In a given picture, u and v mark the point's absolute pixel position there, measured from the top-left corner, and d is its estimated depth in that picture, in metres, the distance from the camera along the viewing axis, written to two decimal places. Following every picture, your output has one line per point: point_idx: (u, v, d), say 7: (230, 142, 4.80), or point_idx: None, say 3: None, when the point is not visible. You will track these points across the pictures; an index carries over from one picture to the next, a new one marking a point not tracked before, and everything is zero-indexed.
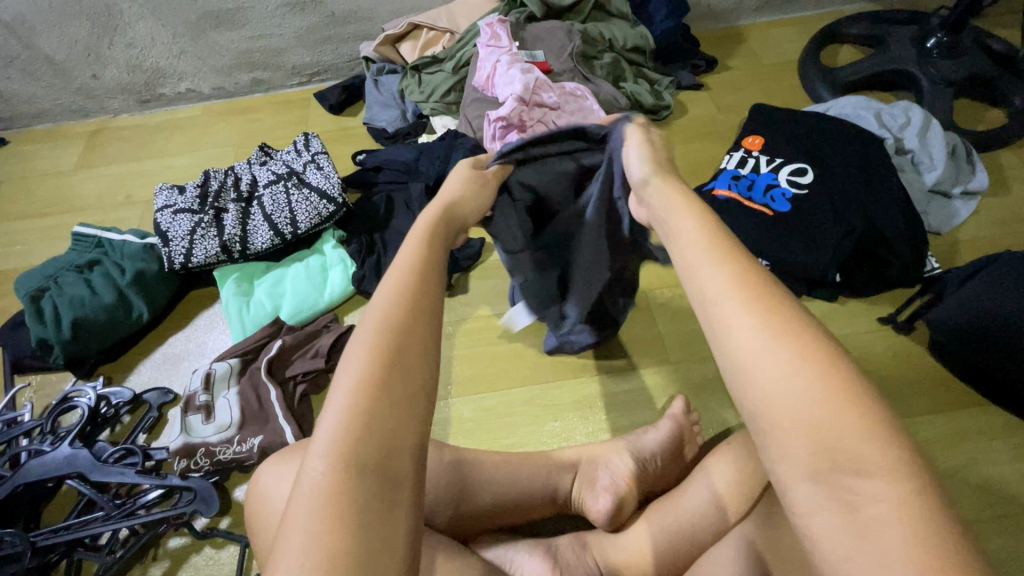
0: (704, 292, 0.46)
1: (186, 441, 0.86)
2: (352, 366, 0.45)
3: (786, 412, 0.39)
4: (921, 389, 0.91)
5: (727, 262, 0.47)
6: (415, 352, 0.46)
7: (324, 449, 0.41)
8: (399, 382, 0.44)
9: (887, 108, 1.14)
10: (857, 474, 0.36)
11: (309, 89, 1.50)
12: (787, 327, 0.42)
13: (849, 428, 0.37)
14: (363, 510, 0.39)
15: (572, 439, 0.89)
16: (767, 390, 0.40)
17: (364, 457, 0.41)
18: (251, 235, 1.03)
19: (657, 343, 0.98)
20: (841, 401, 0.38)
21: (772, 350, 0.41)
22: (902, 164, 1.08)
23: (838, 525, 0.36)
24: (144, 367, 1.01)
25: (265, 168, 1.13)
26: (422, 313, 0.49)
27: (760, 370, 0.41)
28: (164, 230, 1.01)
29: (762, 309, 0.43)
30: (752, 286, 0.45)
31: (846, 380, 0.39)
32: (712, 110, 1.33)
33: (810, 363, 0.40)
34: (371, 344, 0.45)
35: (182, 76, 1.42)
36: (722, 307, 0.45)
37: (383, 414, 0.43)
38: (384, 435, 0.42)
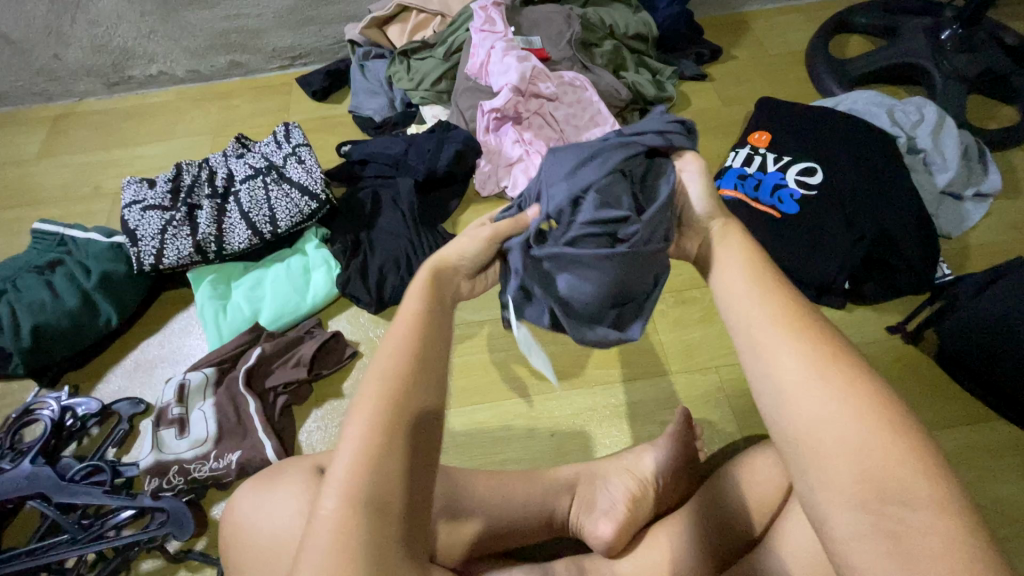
0: (747, 316, 0.46)
1: (158, 458, 0.80)
2: (365, 395, 0.43)
3: (829, 443, 0.38)
4: (930, 401, 0.89)
5: (773, 294, 0.47)
6: (428, 384, 0.44)
7: (337, 487, 0.40)
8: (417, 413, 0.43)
9: (899, 104, 1.09)
10: (906, 504, 0.35)
11: (290, 74, 1.41)
12: (833, 357, 0.41)
13: (894, 455, 0.36)
14: (374, 551, 0.38)
15: (570, 455, 0.85)
16: (811, 420, 0.39)
17: (372, 494, 0.39)
18: (227, 233, 0.96)
19: (658, 352, 0.94)
20: (886, 429, 0.37)
21: (813, 379, 0.40)
22: (914, 164, 1.03)
23: (882, 556, 0.34)
24: (114, 375, 0.94)
25: (242, 161, 1.05)
26: (428, 340, 0.46)
27: (805, 397, 0.40)
28: (132, 228, 0.94)
29: (810, 340, 0.43)
30: (797, 317, 0.45)
31: (896, 411, 0.38)
32: (716, 103, 1.27)
33: (857, 392, 0.39)
34: (384, 373, 0.44)
35: (152, 58, 1.32)
36: (764, 336, 0.44)
37: (393, 448, 0.41)
38: (396, 471, 0.40)
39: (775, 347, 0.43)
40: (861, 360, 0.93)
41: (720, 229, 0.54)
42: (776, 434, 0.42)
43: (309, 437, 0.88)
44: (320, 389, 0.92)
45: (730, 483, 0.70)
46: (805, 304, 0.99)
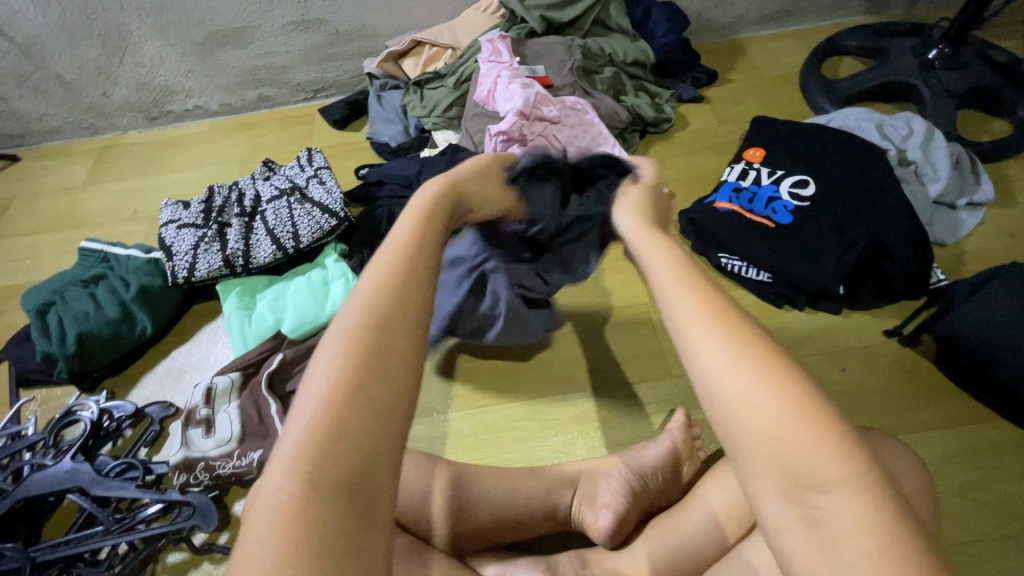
0: (680, 315, 0.45)
1: (187, 455, 0.86)
2: (322, 368, 0.40)
3: (749, 432, 0.37)
4: (929, 401, 0.90)
5: (694, 289, 0.47)
6: (395, 358, 0.41)
7: (282, 459, 0.37)
8: (374, 384, 0.40)
9: (889, 119, 1.14)
10: (821, 491, 0.34)
11: (313, 105, 1.52)
12: (752, 347, 0.40)
13: (807, 441, 0.35)
14: (332, 532, 0.34)
15: (573, 454, 0.88)
16: (730, 410, 0.38)
17: (330, 471, 0.36)
18: (254, 249, 1.04)
19: (658, 357, 0.97)
20: (805, 415, 0.36)
21: (735, 369, 0.39)
22: (906, 175, 1.07)
23: (809, 546, 0.33)
24: (147, 381, 1.01)
25: (268, 183, 1.13)
26: (387, 307, 0.44)
27: (727, 390, 0.39)
28: (169, 245, 1.02)
29: (730, 331, 0.42)
30: (716, 309, 0.44)
31: (811, 397, 0.37)
32: (713, 122, 1.33)
33: (775, 380, 0.38)
34: (341, 342, 0.41)
35: (189, 94, 1.45)
36: (691, 334, 0.43)
37: (348, 421, 0.38)
38: (360, 446, 0.37)
39: (705, 341, 0.42)
40: (859, 363, 0.95)
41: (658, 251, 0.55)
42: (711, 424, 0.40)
43: None
44: None
45: (724, 476, 0.73)
46: (803, 309, 1.02)
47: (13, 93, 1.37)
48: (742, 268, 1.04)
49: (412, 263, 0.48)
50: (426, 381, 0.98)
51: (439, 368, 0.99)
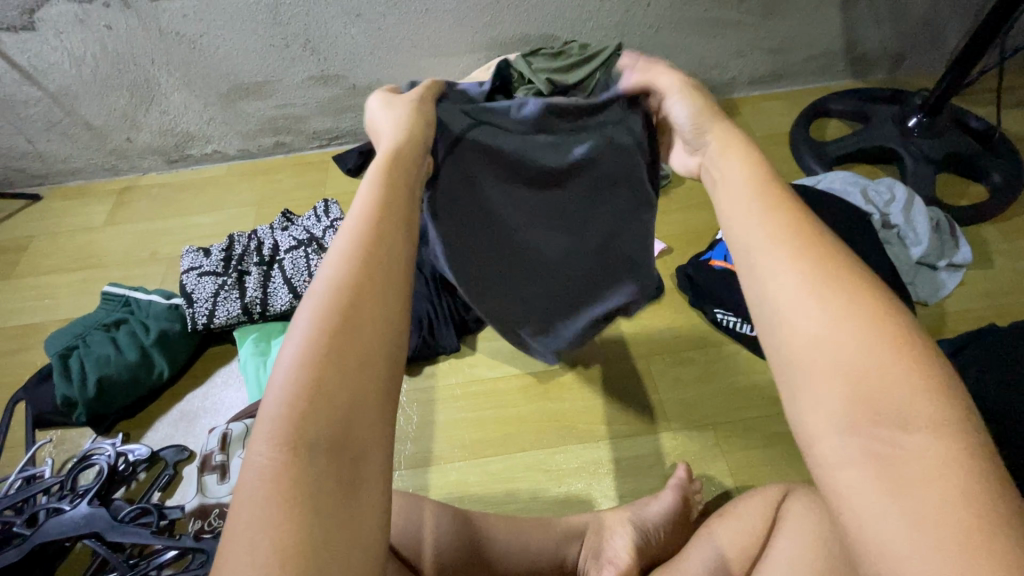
0: (751, 242, 0.43)
1: (202, 501, 0.89)
2: (294, 329, 0.39)
3: (821, 362, 0.36)
4: None
5: (771, 210, 0.44)
6: (365, 316, 0.40)
7: (265, 424, 0.36)
8: (351, 347, 0.39)
9: (873, 184, 1.22)
10: (903, 428, 0.33)
11: (328, 152, 1.59)
12: (839, 273, 0.38)
13: (892, 378, 0.34)
14: (319, 494, 0.35)
15: (576, 505, 0.91)
16: (808, 342, 0.37)
17: (312, 431, 0.36)
18: (271, 296, 1.08)
19: (658, 409, 1.02)
20: (893, 350, 0.35)
21: (813, 299, 0.38)
22: (889, 238, 1.14)
23: (873, 483, 0.32)
24: (161, 424, 1.04)
25: (286, 233, 1.18)
26: (362, 262, 0.42)
27: (799, 328, 0.38)
28: (189, 293, 1.07)
29: (812, 256, 0.40)
30: (801, 235, 0.41)
31: (898, 329, 0.36)
32: None
33: (861, 309, 0.37)
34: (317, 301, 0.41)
35: (209, 140, 1.51)
36: (764, 259, 0.41)
37: (326, 381, 0.37)
38: (332, 406, 0.37)
39: (776, 273, 0.40)
40: None
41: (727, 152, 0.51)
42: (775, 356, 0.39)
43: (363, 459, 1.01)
44: None
45: (730, 521, 0.75)
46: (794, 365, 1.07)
47: (40, 135, 1.43)
48: (736, 323, 1.08)
49: (380, 213, 0.46)
50: (435, 430, 1.02)
51: (447, 416, 1.03)
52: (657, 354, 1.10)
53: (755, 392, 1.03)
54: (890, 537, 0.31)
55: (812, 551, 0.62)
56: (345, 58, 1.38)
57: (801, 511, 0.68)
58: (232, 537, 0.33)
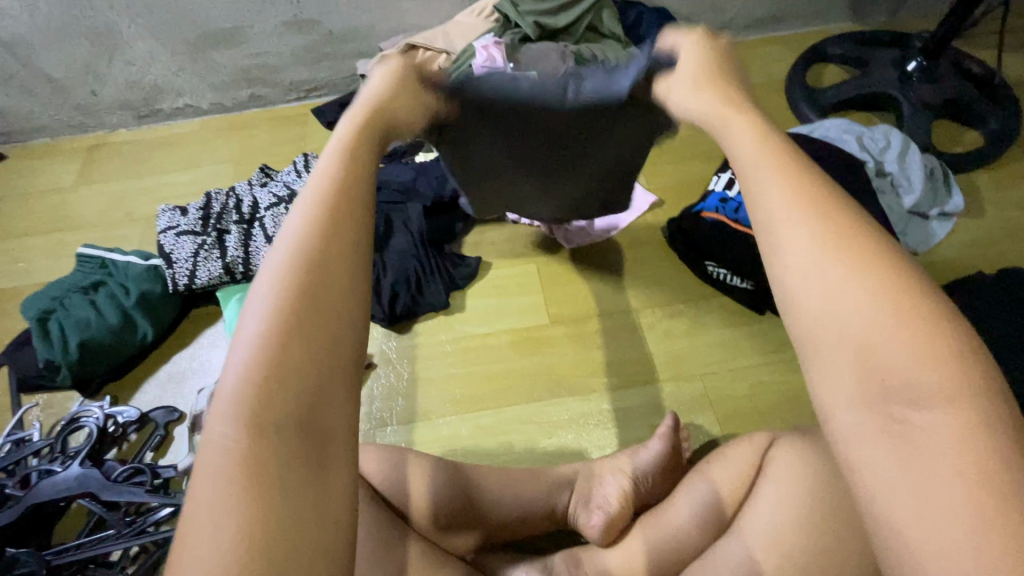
0: (768, 215, 0.41)
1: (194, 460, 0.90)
2: (256, 310, 0.38)
3: (836, 346, 0.35)
4: None
5: (790, 181, 0.41)
6: (335, 299, 0.40)
7: (230, 407, 0.36)
8: (319, 332, 0.38)
9: (868, 131, 1.19)
10: (912, 402, 0.33)
11: (307, 105, 1.51)
12: (850, 248, 0.37)
13: (903, 355, 0.33)
14: (285, 476, 0.35)
15: (566, 455, 0.93)
16: (818, 319, 0.36)
17: (282, 416, 0.36)
18: (253, 256, 1.05)
19: (647, 362, 1.02)
20: (909, 326, 0.34)
21: (826, 272, 0.37)
22: (882, 186, 1.12)
23: (884, 455, 0.33)
24: (149, 385, 1.03)
25: (266, 189, 1.13)
26: (325, 244, 0.41)
27: (810, 302, 0.37)
28: (168, 253, 1.04)
29: (828, 233, 0.38)
30: (814, 206, 0.40)
31: (921, 304, 0.34)
32: (701, 129, 1.37)
33: (871, 279, 0.36)
34: (283, 279, 0.39)
35: (180, 92, 1.43)
36: (783, 230, 0.40)
37: (293, 365, 0.37)
38: (302, 386, 0.37)
39: (785, 247, 0.39)
40: None
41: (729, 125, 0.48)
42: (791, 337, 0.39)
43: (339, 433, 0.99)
44: None
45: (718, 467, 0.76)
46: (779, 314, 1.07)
47: None
48: (725, 276, 1.08)
49: (347, 196, 0.44)
50: (425, 386, 1.02)
51: (438, 373, 1.03)
52: (648, 308, 1.09)
53: (744, 344, 1.03)
54: (899, 508, 0.31)
55: (795, 494, 0.63)
56: (320, 3, 1.30)
57: (786, 456, 0.69)
58: (200, 521, 0.33)
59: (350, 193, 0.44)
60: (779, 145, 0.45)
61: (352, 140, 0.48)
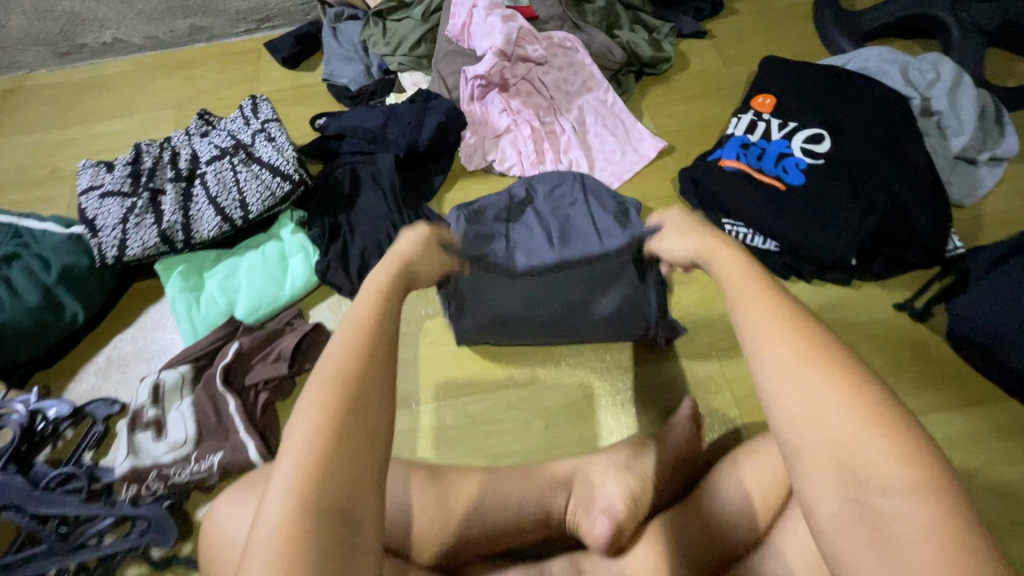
0: (741, 324, 0.45)
1: (134, 465, 0.77)
2: (303, 406, 0.41)
3: (818, 445, 0.38)
4: (940, 381, 0.85)
5: (757, 295, 0.46)
6: (375, 398, 0.42)
7: (281, 491, 0.38)
8: (357, 425, 0.41)
9: (914, 61, 1.02)
10: (884, 494, 0.35)
11: (258, 39, 1.30)
12: (817, 348, 0.41)
13: (870, 450, 0.36)
14: (324, 561, 0.36)
15: (565, 446, 0.82)
16: (793, 417, 0.39)
17: (326, 500, 0.38)
18: (195, 220, 0.89)
19: (657, 337, 0.89)
20: (875, 419, 0.37)
21: (797, 371, 0.40)
22: (928, 128, 0.97)
23: (864, 541, 0.35)
24: (86, 374, 0.90)
25: (207, 140, 0.95)
26: (365, 348, 0.44)
27: (786, 400, 0.40)
28: (92, 219, 0.86)
29: (793, 332, 0.42)
30: (783, 312, 0.44)
31: (876, 396, 0.38)
32: (717, 63, 1.18)
33: (833, 379, 0.39)
34: (327, 377, 0.42)
35: (104, 24, 1.21)
36: (755, 332, 0.44)
37: (337, 454, 0.39)
38: (345, 475, 0.39)
39: (764, 350, 0.42)
40: (868, 339, 0.89)
41: (714, 249, 0.56)
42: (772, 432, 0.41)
43: None
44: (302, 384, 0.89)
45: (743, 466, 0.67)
46: (808, 281, 0.93)
47: None
48: (747, 236, 0.94)
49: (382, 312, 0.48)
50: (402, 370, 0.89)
51: (417, 355, 0.90)
52: None
53: None
54: None
55: None
56: None
57: None
58: None
59: (386, 312, 0.49)
60: (747, 264, 0.52)
61: (395, 260, 0.56)
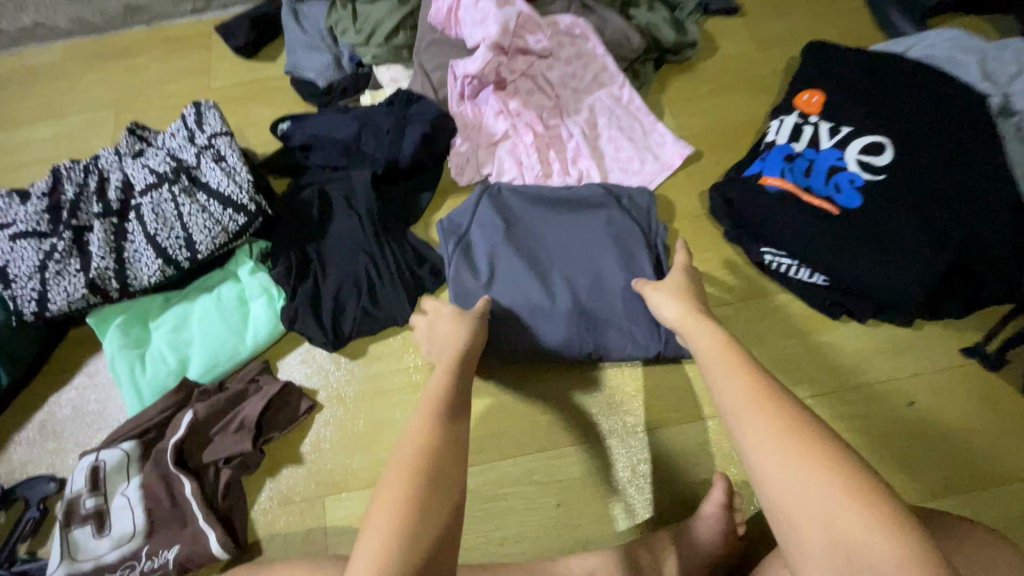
0: (722, 403, 0.48)
1: (70, 571, 0.65)
2: (382, 476, 0.48)
3: (810, 521, 0.40)
4: (1008, 442, 0.74)
5: (739, 370, 0.49)
6: (443, 474, 0.48)
7: (361, 556, 0.44)
8: (426, 498, 0.47)
9: (993, 49, 0.85)
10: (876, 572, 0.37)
11: (208, 20, 1.10)
12: (799, 427, 0.43)
13: (855, 523, 0.38)
14: None
15: (579, 527, 0.71)
16: (782, 493, 0.41)
17: (396, 567, 0.43)
18: (131, 265, 0.74)
19: (683, 392, 0.77)
20: (857, 495, 0.39)
21: (785, 455, 0.42)
22: (1005, 130, 0.80)
23: None
24: (17, 445, 0.77)
25: (141, 161, 0.78)
26: (432, 425, 0.51)
27: (776, 479, 0.42)
28: (4, 267, 0.72)
29: (775, 409, 0.45)
30: (761, 393, 0.46)
31: (857, 474, 0.41)
32: (751, 47, 1.01)
33: (817, 460, 0.41)
34: (401, 451, 0.50)
35: (19, 5, 1.01)
36: (734, 406, 0.47)
37: (407, 524, 0.45)
38: (416, 546, 0.44)
39: (748, 431, 0.45)
40: (925, 392, 0.77)
41: (697, 325, 0.58)
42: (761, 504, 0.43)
43: (265, 512, 0.74)
44: (273, 453, 0.76)
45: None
46: (862, 320, 0.80)
47: None
48: (790, 267, 0.81)
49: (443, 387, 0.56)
50: (390, 434, 0.77)
51: (405, 416, 0.78)
52: None
53: (806, 364, 0.79)
54: None
55: None
56: None
57: None
58: None
59: (449, 387, 0.57)
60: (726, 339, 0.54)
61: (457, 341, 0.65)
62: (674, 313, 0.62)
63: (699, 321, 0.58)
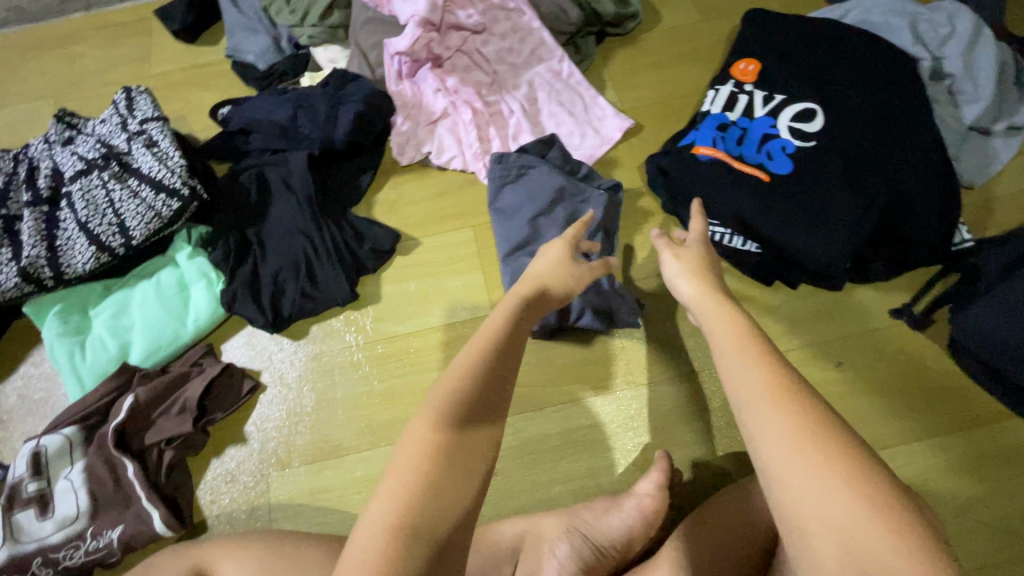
0: (739, 395, 0.43)
1: (12, 553, 0.66)
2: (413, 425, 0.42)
3: (824, 531, 0.36)
4: (937, 400, 0.76)
5: (758, 359, 0.44)
6: (481, 431, 0.42)
7: (381, 511, 0.38)
8: (467, 456, 0.41)
9: (925, 11, 0.85)
10: None
11: (148, 5, 1.08)
12: (819, 427, 0.38)
13: (876, 539, 0.34)
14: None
15: (517, 495, 0.73)
16: (791, 497, 0.37)
17: (420, 523, 0.38)
18: (64, 253, 0.74)
19: (622, 360, 0.79)
20: (878, 507, 0.35)
21: (795, 457, 0.38)
22: (936, 94, 0.82)
23: None
24: None
25: (72, 150, 0.78)
26: (484, 372, 0.45)
27: (788, 483, 0.37)
28: None
29: (796, 407, 0.40)
30: (784, 387, 0.41)
31: (875, 483, 0.36)
32: (693, 17, 1.00)
33: (833, 463, 0.37)
34: (436, 401, 0.43)
35: None
36: (751, 398, 0.42)
37: (441, 481, 0.39)
38: (446, 505, 0.39)
39: (763, 428, 0.40)
40: (858, 355, 0.79)
41: (716, 308, 0.52)
42: (770, 503, 0.39)
43: (212, 492, 0.75)
44: (218, 434, 0.78)
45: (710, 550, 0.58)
46: (795, 286, 0.81)
47: None
48: (724, 236, 0.82)
49: (506, 331, 0.48)
50: (334, 412, 0.78)
51: (349, 394, 0.79)
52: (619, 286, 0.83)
53: None
54: None
55: None
56: None
57: None
58: None
59: (511, 331, 0.49)
60: (748, 325, 0.48)
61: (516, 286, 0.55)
62: (687, 293, 0.57)
63: (717, 301, 0.53)
